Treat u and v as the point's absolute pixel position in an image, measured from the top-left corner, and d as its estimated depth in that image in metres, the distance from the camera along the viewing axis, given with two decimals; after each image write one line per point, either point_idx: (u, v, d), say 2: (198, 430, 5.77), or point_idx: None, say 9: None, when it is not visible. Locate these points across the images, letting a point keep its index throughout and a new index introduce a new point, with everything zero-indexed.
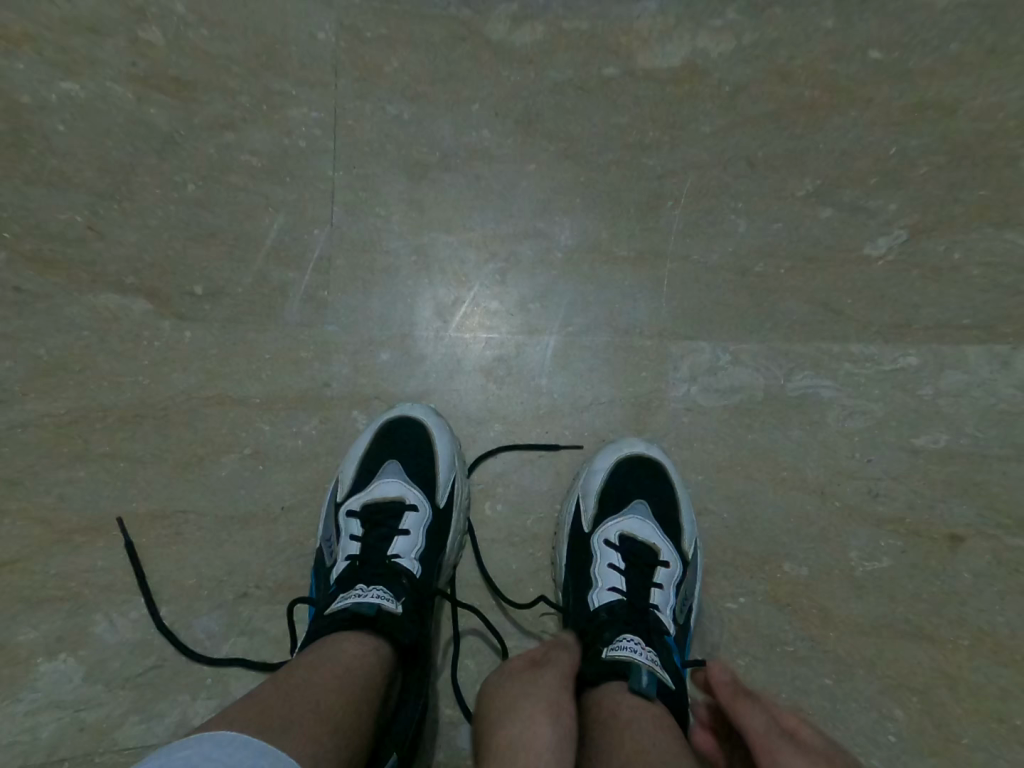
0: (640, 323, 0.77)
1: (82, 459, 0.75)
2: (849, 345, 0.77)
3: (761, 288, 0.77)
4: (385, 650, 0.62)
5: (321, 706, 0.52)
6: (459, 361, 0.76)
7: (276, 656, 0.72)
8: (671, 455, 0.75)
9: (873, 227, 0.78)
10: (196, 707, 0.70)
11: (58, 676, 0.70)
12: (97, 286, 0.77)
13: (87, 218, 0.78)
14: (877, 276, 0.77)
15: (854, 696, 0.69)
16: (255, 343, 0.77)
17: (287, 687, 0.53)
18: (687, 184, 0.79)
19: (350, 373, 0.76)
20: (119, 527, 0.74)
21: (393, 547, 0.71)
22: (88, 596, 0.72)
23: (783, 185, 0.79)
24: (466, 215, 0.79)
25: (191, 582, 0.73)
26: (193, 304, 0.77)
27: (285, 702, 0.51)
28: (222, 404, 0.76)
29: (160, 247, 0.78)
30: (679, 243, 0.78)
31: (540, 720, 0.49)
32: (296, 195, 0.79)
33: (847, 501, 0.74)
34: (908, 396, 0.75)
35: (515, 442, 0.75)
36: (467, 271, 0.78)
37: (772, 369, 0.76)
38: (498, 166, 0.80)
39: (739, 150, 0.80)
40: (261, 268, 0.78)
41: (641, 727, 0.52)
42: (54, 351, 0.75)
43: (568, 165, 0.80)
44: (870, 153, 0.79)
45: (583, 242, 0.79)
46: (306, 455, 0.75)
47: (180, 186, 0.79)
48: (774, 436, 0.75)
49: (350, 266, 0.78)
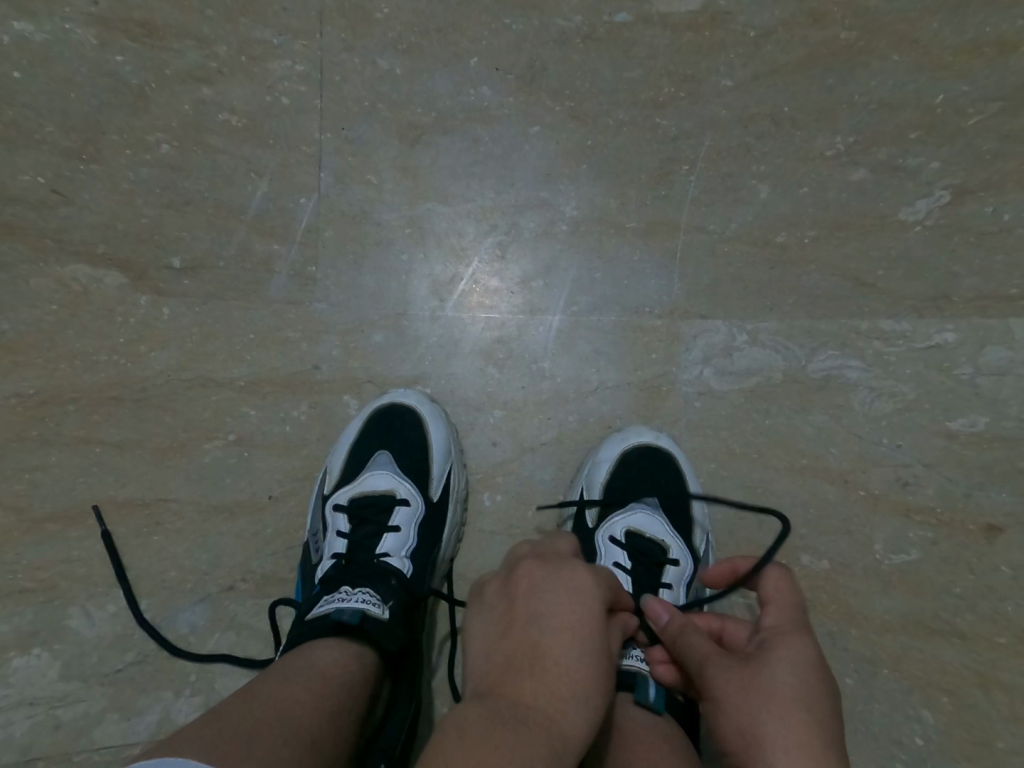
0: (651, 302, 0.72)
1: (53, 442, 0.70)
2: (879, 322, 0.72)
3: (783, 261, 0.72)
4: (370, 657, 0.58)
5: (312, 735, 0.48)
6: (457, 343, 0.72)
7: (264, 653, 0.68)
8: (682, 444, 0.71)
9: (911, 189, 0.73)
10: (179, 704, 0.66)
11: (31, 672, 0.65)
12: (64, 255, 0.71)
13: (52, 180, 0.72)
14: (907, 248, 0.72)
15: (875, 695, 0.66)
16: (239, 321, 0.72)
17: (255, 696, 0.50)
18: (704, 148, 0.73)
19: (340, 355, 0.71)
20: (95, 514, 0.69)
21: (383, 544, 0.67)
22: (64, 588, 0.67)
23: (810, 146, 0.73)
24: (464, 185, 0.73)
25: (175, 574, 0.69)
26: (171, 278, 0.72)
27: (247, 713, 0.48)
28: (204, 385, 0.71)
29: (133, 214, 0.72)
30: (694, 213, 0.73)
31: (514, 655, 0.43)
32: (280, 158, 0.73)
33: (872, 489, 0.70)
34: (946, 376, 0.70)
35: (514, 430, 0.71)
36: (465, 244, 0.72)
37: (793, 350, 0.72)
38: (499, 126, 0.74)
39: (761, 110, 0.74)
40: (244, 240, 0.72)
41: (651, 741, 0.50)
42: (21, 327, 0.70)
43: (575, 125, 0.74)
44: (906, 111, 0.73)
45: (590, 213, 0.73)
46: (294, 442, 0.71)
47: (154, 147, 0.73)
48: (793, 422, 0.71)
49: (340, 238, 0.72)
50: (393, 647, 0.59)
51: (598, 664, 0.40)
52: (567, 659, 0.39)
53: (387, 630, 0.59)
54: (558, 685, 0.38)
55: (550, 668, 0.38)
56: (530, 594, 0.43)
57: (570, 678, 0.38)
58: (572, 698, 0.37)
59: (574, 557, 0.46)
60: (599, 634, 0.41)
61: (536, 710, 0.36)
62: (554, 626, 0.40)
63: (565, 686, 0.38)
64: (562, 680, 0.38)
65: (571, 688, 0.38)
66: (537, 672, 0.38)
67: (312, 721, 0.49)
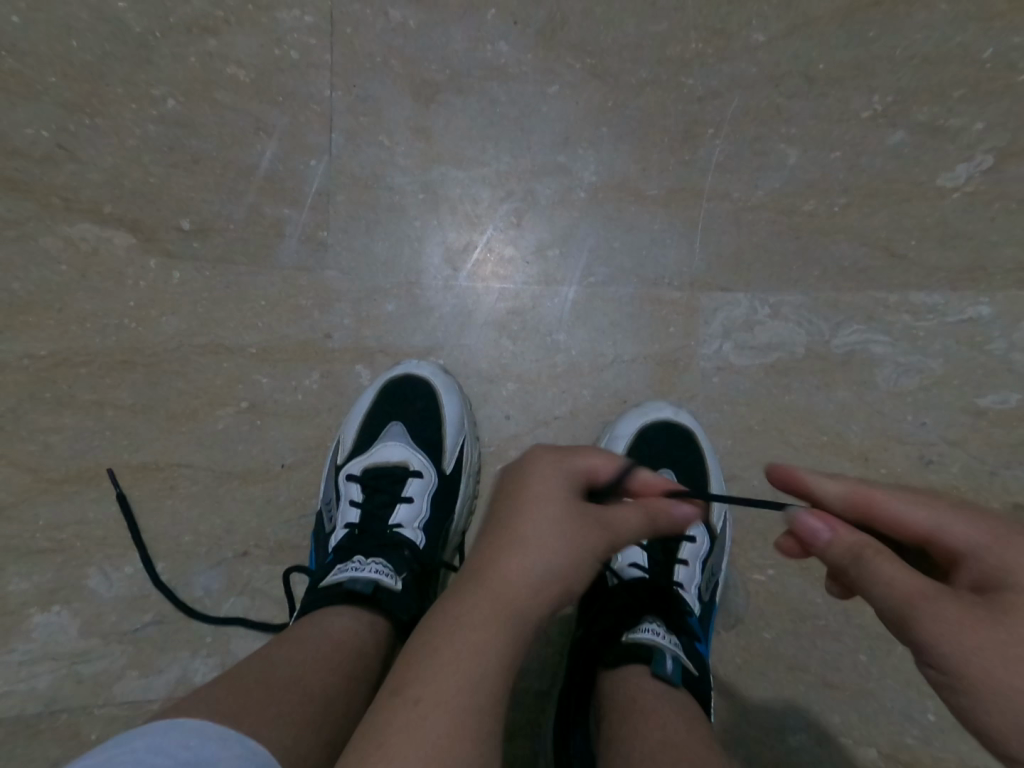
0: (670, 274, 0.70)
1: (65, 405, 0.69)
2: (909, 294, 0.69)
3: (812, 230, 0.70)
4: (382, 626, 0.58)
5: (326, 701, 0.49)
6: (470, 314, 0.70)
7: (278, 618, 0.68)
8: (700, 420, 0.69)
9: (952, 152, 0.69)
10: (196, 664, 0.66)
11: (54, 628, 0.66)
12: (72, 214, 0.70)
13: (57, 135, 0.70)
14: (943, 216, 0.69)
15: (888, 671, 0.65)
16: (250, 287, 0.70)
17: (267, 660, 0.51)
18: (731, 109, 0.71)
19: (351, 324, 0.70)
20: (109, 476, 0.68)
21: (395, 515, 0.66)
22: (81, 548, 0.67)
23: (844, 107, 0.71)
24: (479, 149, 0.71)
25: (189, 538, 0.68)
26: (181, 240, 0.70)
27: (261, 677, 0.49)
28: (215, 351, 0.70)
29: (141, 173, 0.71)
30: (719, 179, 0.70)
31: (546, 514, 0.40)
32: (290, 116, 0.71)
33: (893, 468, 0.68)
34: (977, 352, 0.68)
35: (528, 402, 0.69)
36: (480, 211, 0.70)
37: (816, 323, 0.69)
38: (516, 85, 0.71)
39: (792, 67, 0.71)
40: (254, 203, 0.71)
41: (670, 719, 0.50)
42: (32, 286, 0.69)
43: (595, 85, 0.71)
44: (945, 65, 0.69)
45: (610, 179, 0.71)
46: (306, 411, 0.70)
47: (160, 102, 0.71)
48: (813, 398, 0.69)
49: (351, 203, 0.71)
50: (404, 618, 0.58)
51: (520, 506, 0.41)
52: (516, 520, 0.40)
53: (399, 601, 0.59)
54: (514, 552, 0.39)
55: (510, 523, 0.40)
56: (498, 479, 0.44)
57: (532, 532, 0.39)
58: (570, 542, 0.39)
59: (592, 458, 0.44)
60: (574, 471, 0.43)
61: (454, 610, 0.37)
62: (525, 477, 0.42)
63: (522, 542, 0.39)
64: (516, 543, 0.39)
65: (530, 543, 0.39)
66: (576, 523, 0.40)
67: (327, 691, 0.50)
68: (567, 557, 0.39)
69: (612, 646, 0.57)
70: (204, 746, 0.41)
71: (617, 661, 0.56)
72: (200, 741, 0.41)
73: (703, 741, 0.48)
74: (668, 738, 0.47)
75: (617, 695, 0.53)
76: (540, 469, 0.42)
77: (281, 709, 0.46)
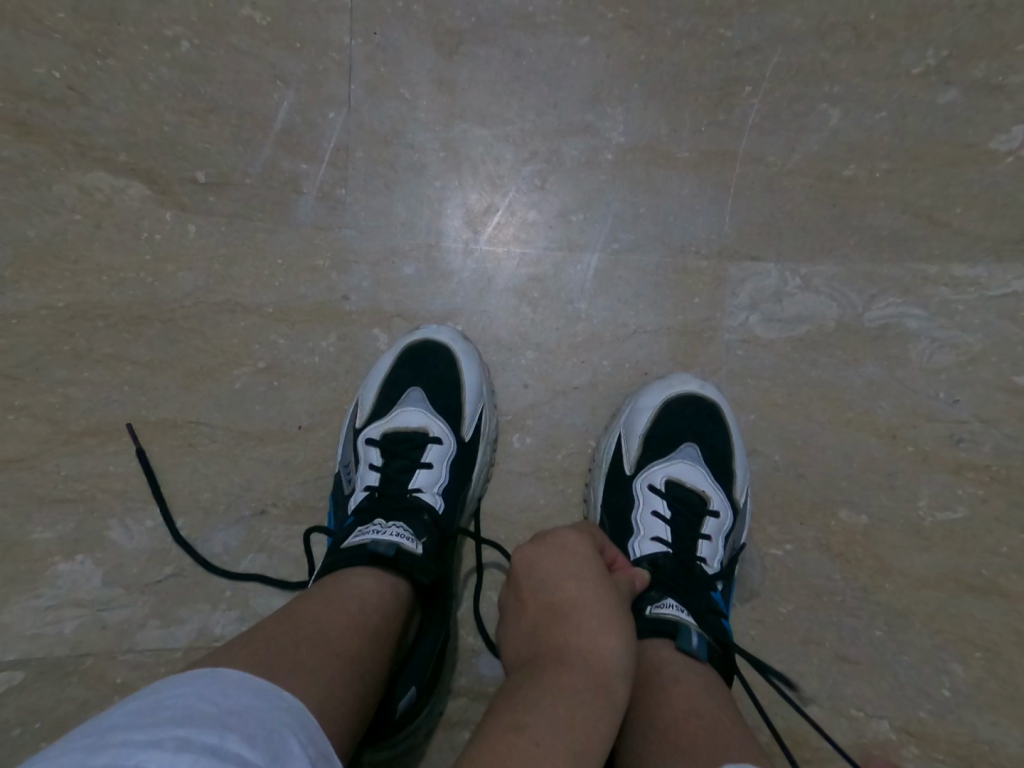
0: (697, 241, 0.68)
1: (84, 358, 0.67)
2: (949, 266, 0.66)
3: (850, 196, 0.67)
4: (402, 589, 0.56)
5: (352, 663, 0.47)
6: (490, 281, 0.69)
7: (297, 577, 0.66)
8: (724, 394, 0.67)
9: (1009, 111, 0.67)
10: (217, 617, 0.65)
11: (76, 576, 0.65)
12: (86, 161, 0.68)
13: (67, 77, 0.68)
14: (990, 181, 0.66)
15: (902, 646, 0.63)
16: (268, 244, 0.69)
17: (290, 616, 0.49)
18: (771, 64, 0.69)
19: (371, 288, 0.69)
20: (128, 432, 0.67)
21: (415, 480, 0.64)
22: (102, 499, 0.66)
23: (894, 61, 0.68)
24: (504, 105, 0.69)
25: (208, 494, 0.67)
26: (197, 193, 0.69)
27: (290, 633, 0.47)
28: (232, 310, 0.68)
29: (155, 121, 0.69)
30: (754, 141, 0.68)
31: (600, 615, 0.39)
32: (308, 64, 0.70)
33: (920, 444, 0.65)
34: (1017, 327, 0.66)
35: (548, 371, 0.68)
36: (503, 173, 0.69)
37: (849, 296, 0.67)
38: (544, 37, 0.69)
39: (840, 18, 0.68)
40: (271, 157, 0.69)
41: (691, 685, 0.48)
42: (47, 234, 0.68)
43: (628, 38, 0.69)
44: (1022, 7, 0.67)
45: (638, 142, 0.69)
46: (324, 374, 0.68)
47: (173, 43, 0.70)
48: (842, 373, 0.67)
49: (371, 159, 0.69)
50: (426, 581, 0.56)
51: (575, 612, 0.39)
52: (581, 618, 0.38)
53: (421, 564, 0.57)
54: (586, 621, 0.38)
55: (572, 616, 0.39)
56: (527, 566, 0.43)
57: (569, 583, 0.41)
58: (600, 593, 0.40)
59: (577, 556, 0.43)
60: (602, 576, 0.42)
61: (542, 689, 0.35)
62: (569, 583, 0.41)
63: (594, 622, 0.38)
64: (581, 617, 0.39)
65: (550, 555, 0.43)
66: (608, 584, 0.41)
67: (351, 648, 0.48)
68: (574, 556, 0.43)
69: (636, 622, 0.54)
70: (249, 701, 0.39)
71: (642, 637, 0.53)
72: (240, 694, 0.39)
73: (727, 712, 0.46)
74: (691, 709, 0.45)
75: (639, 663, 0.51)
76: (573, 553, 0.43)
77: (315, 668, 0.44)
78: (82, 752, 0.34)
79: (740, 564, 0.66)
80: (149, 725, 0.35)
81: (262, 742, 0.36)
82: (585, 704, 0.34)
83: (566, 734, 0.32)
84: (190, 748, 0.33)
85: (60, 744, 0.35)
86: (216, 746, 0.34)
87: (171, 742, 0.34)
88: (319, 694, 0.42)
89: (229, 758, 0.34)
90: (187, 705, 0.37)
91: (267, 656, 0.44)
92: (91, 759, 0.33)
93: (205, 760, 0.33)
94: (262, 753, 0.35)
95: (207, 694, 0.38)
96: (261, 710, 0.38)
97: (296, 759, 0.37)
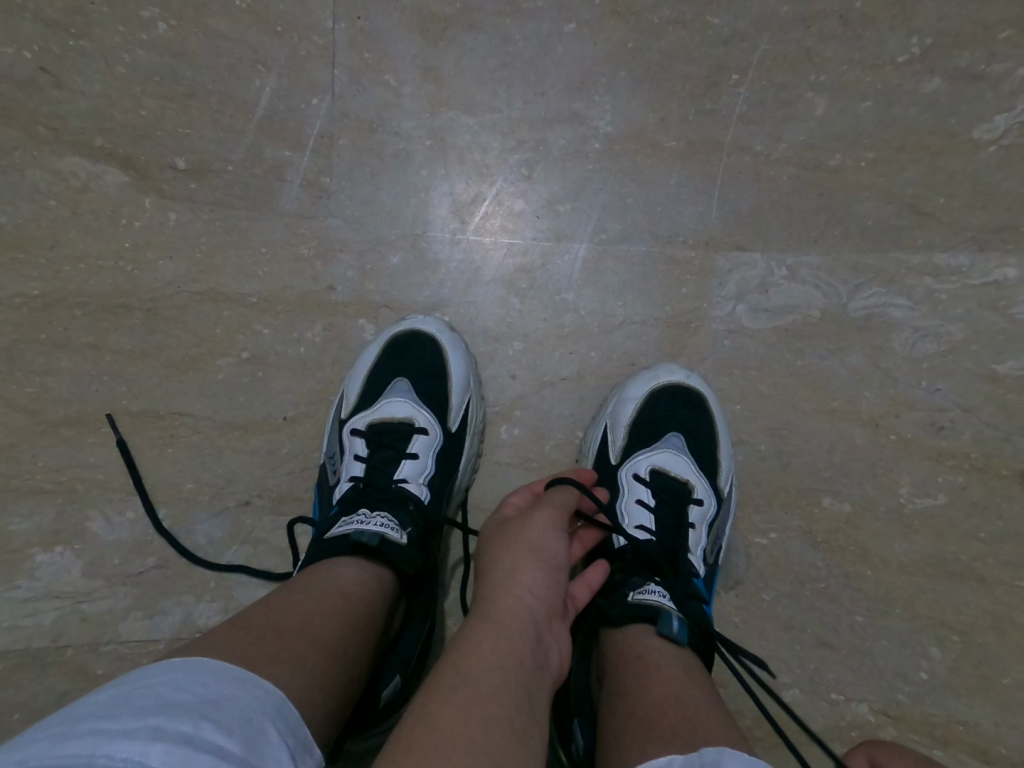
0: (683, 230, 0.68)
1: (61, 348, 0.66)
2: (932, 255, 0.67)
3: (836, 186, 0.68)
4: (387, 579, 0.55)
5: (335, 651, 0.47)
6: (476, 271, 0.68)
7: (281, 568, 0.66)
8: (710, 384, 0.68)
9: (992, 101, 0.67)
10: (201, 608, 0.64)
11: (57, 568, 0.63)
12: (61, 146, 0.67)
13: (40, 59, 0.67)
14: (974, 171, 0.67)
15: (883, 632, 0.64)
16: (250, 232, 0.68)
17: (273, 603, 0.49)
18: (758, 52, 0.68)
19: (356, 277, 0.68)
20: (108, 422, 0.66)
21: (400, 470, 0.64)
22: (83, 491, 0.65)
23: (880, 50, 0.68)
24: (490, 92, 0.68)
25: (191, 485, 0.66)
26: (178, 180, 0.68)
27: (272, 620, 0.47)
28: (214, 299, 0.67)
29: (133, 105, 0.68)
30: (741, 130, 0.68)
31: (503, 565, 0.45)
32: (290, 49, 0.68)
33: (903, 433, 0.66)
34: (998, 317, 0.66)
35: (534, 361, 0.68)
36: (488, 161, 0.68)
37: (834, 286, 0.67)
38: (529, 22, 0.69)
39: (826, 6, 0.68)
40: (253, 142, 0.68)
41: (673, 671, 0.48)
42: (22, 220, 0.66)
43: (615, 24, 0.69)
44: None
45: (625, 130, 0.68)
46: (309, 365, 0.68)
47: (150, 26, 0.68)
48: (827, 363, 0.67)
49: (355, 147, 0.68)
50: (411, 571, 0.56)
51: (489, 572, 0.45)
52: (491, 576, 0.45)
53: (406, 554, 0.56)
54: (494, 578, 0.44)
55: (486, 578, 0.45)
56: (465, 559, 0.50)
57: (485, 557, 0.47)
58: (509, 550, 0.46)
59: (490, 534, 0.49)
60: (510, 534, 0.48)
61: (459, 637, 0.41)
62: (484, 556, 0.47)
63: (494, 574, 0.45)
64: (491, 575, 0.45)
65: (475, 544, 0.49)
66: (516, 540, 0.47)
67: (334, 637, 0.48)
68: (492, 533, 0.49)
69: (618, 605, 0.54)
70: (224, 686, 0.38)
71: (623, 623, 0.53)
72: (216, 680, 0.38)
73: (710, 696, 0.46)
74: (672, 694, 0.45)
75: (622, 650, 0.51)
76: (487, 535, 0.50)
77: (298, 657, 0.44)
78: (55, 739, 0.34)
79: (725, 552, 0.66)
80: (123, 713, 0.35)
81: (239, 731, 0.36)
82: (485, 635, 0.39)
83: (463, 658, 0.38)
84: (165, 738, 0.33)
85: (33, 729, 0.34)
86: (193, 735, 0.34)
87: (145, 731, 0.33)
88: (310, 689, 0.42)
89: (204, 748, 0.33)
90: (162, 692, 0.36)
91: (249, 644, 0.44)
92: (63, 747, 0.33)
93: (179, 752, 0.33)
94: (238, 741, 0.35)
95: (182, 680, 0.38)
96: (237, 695, 0.38)
97: (273, 748, 0.37)
